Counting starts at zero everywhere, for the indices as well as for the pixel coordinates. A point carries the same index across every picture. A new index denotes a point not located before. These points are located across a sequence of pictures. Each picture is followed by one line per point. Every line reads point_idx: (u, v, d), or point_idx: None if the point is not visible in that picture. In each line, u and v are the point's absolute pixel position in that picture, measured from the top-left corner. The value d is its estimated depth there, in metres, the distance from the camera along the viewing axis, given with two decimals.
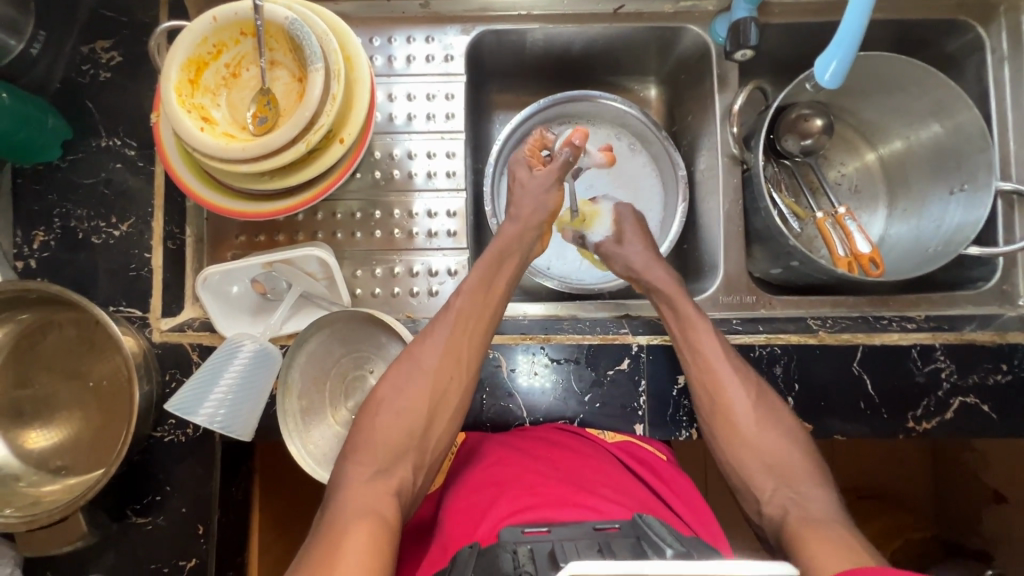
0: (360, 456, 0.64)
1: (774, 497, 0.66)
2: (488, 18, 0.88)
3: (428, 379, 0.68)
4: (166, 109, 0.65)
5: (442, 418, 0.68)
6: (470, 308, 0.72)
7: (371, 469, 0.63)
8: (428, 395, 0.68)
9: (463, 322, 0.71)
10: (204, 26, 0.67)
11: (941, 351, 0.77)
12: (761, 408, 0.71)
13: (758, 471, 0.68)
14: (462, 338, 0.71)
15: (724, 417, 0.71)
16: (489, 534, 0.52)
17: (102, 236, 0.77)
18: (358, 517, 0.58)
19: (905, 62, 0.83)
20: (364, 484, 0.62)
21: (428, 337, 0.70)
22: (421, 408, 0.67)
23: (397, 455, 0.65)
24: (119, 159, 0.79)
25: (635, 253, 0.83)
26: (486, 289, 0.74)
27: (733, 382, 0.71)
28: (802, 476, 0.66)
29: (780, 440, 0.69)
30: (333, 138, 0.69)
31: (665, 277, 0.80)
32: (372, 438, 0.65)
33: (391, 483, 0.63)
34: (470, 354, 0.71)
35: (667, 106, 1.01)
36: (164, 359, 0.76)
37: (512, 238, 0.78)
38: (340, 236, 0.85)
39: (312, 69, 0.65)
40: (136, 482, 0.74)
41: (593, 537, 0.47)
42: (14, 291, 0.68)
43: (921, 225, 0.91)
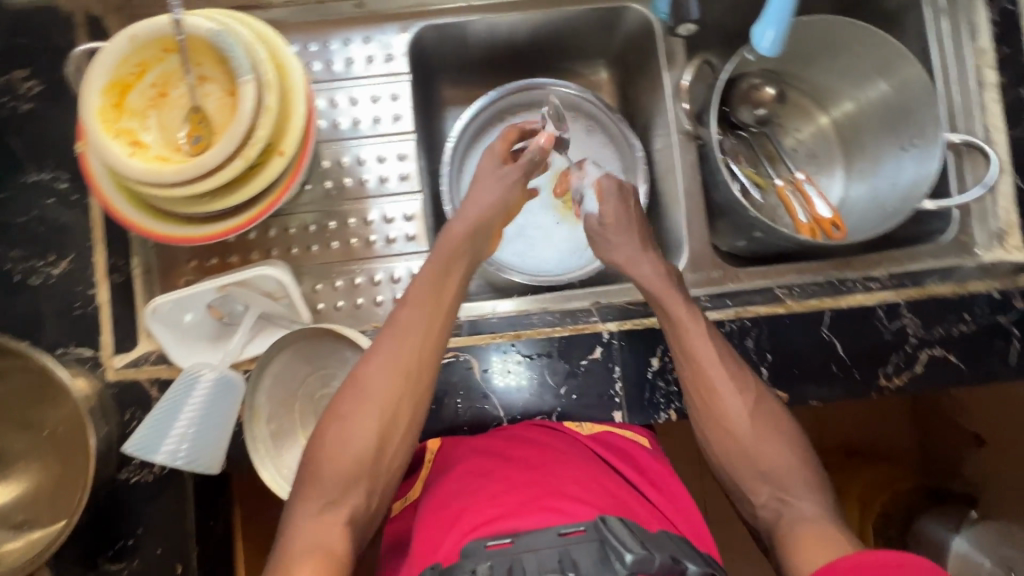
0: (307, 489, 0.61)
1: (769, 500, 0.65)
2: (427, 13, 0.86)
3: (379, 399, 0.64)
4: (91, 138, 0.62)
5: (394, 436, 0.64)
6: (423, 322, 0.67)
7: (321, 500, 0.60)
8: (379, 417, 0.63)
9: (408, 335, 0.66)
10: (122, 46, 0.63)
11: (905, 307, 0.78)
12: (758, 413, 0.69)
13: (751, 477, 0.66)
14: (409, 349, 0.66)
15: (718, 423, 0.69)
16: (451, 552, 0.51)
17: (40, 276, 0.73)
18: (308, 555, 0.56)
19: (845, 24, 0.83)
20: (314, 518, 0.59)
21: (376, 355, 0.66)
22: (372, 432, 0.63)
23: (347, 482, 0.61)
24: (50, 194, 0.74)
25: (620, 248, 0.79)
26: (433, 299, 0.69)
27: (728, 388, 0.69)
28: (796, 482, 0.64)
29: (777, 446, 0.67)
30: (272, 152, 0.66)
31: (653, 273, 0.75)
32: (315, 469, 0.62)
33: (343, 509, 0.60)
34: (425, 369, 0.66)
35: (618, 87, 1.00)
36: (122, 399, 0.73)
37: (458, 239, 0.73)
38: (296, 251, 0.82)
39: (241, 82, 0.63)
40: (105, 529, 0.71)
41: (555, 548, 0.47)
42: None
43: (878, 184, 0.92)
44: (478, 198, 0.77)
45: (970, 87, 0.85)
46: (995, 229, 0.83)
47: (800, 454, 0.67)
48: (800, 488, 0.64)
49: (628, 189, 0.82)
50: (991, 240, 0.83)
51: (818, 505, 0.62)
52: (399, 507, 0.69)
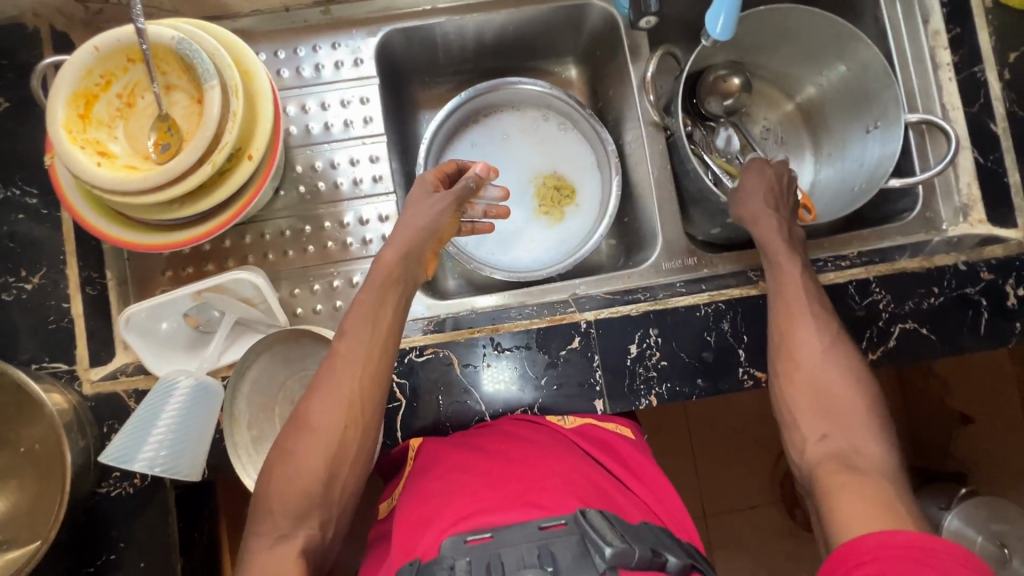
0: (261, 521, 0.59)
1: (821, 442, 0.62)
2: (393, 17, 0.87)
3: (320, 434, 0.60)
4: (57, 149, 0.62)
5: (343, 468, 0.61)
6: (362, 352, 0.64)
7: (274, 532, 0.57)
8: (325, 450, 0.60)
9: (347, 365, 0.63)
10: (86, 57, 0.64)
11: (876, 283, 0.79)
12: (833, 355, 0.67)
13: (811, 413, 0.64)
14: (348, 381, 0.62)
15: (791, 359, 0.68)
16: (431, 548, 0.51)
17: (12, 292, 0.73)
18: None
19: (802, 11, 0.85)
20: (267, 552, 0.56)
21: (317, 388, 0.62)
22: (319, 465, 0.59)
23: (300, 515, 0.58)
24: (21, 209, 0.74)
25: (747, 202, 0.78)
26: (371, 324, 0.66)
27: (811, 327, 0.69)
28: (858, 422, 0.62)
29: (844, 384, 0.65)
30: (241, 155, 0.67)
31: (775, 225, 0.76)
32: (266, 504, 0.59)
33: (296, 540, 0.57)
34: (368, 400, 0.63)
35: (587, 83, 1.02)
36: (99, 413, 0.72)
37: (392, 263, 0.69)
38: (272, 256, 0.83)
39: (207, 87, 0.63)
40: (86, 545, 0.70)
41: (534, 542, 0.47)
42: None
43: (845, 166, 0.94)
44: (410, 223, 0.72)
45: (926, 68, 0.87)
46: (958, 204, 0.86)
47: (868, 399, 0.64)
48: (858, 431, 0.61)
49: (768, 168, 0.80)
50: (957, 215, 0.86)
51: (878, 455, 0.59)
52: (385, 509, 0.69)
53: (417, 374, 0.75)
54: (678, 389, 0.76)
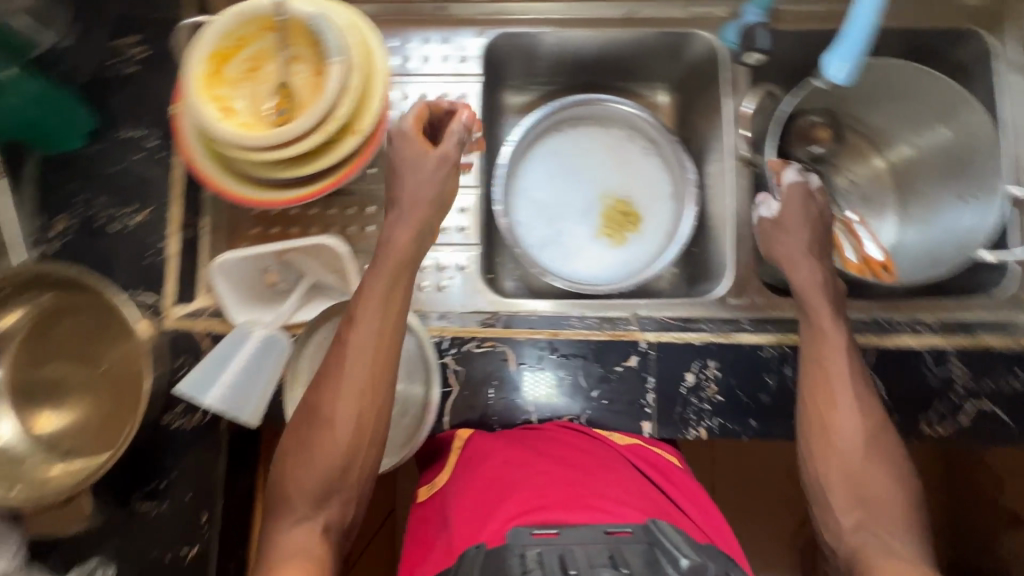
0: (282, 505, 0.63)
1: (856, 532, 0.63)
2: (503, 21, 0.90)
3: (335, 421, 0.63)
4: (190, 99, 0.68)
5: (355, 455, 0.63)
6: (371, 346, 0.64)
7: (296, 514, 0.62)
8: (338, 438, 0.63)
9: (355, 357, 0.64)
10: (229, 20, 0.70)
11: (954, 354, 0.76)
12: (873, 438, 0.67)
13: (847, 499, 0.64)
14: (355, 372, 0.63)
15: (827, 438, 0.66)
16: (496, 535, 0.54)
17: (120, 224, 0.79)
18: (291, 559, 0.59)
19: (912, 70, 0.85)
20: (292, 531, 0.61)
21: (330, 377, 0.64)
22: (333, 453, 0.62)
23: (320, 496, 0.63)
24: (141, 150, 0.81)
25: (789, 244, 0.76)
26: (380, 317, 0.65)
27: (850, 409, 0.67)
28: (892, 518, 0.63)
29: (885, 479, 0.65)
30: (348, 129, 0.71)
31: (812, 274, 0.73)
32: (289, 482, 0.63)
33: (319, 518, 0.62)
34: (377, 391, 0.64)
35: (676, 111, 1.02)
36: (175, 346, 0.77)
37: (404, 248, 0.67)
38: (352, 230, 0.86)
39: (331, 62, 0.68)
40: (143, 467, 0.74)
41: (603, 543, 0.50)
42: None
43: (933, 233, 0.91)
44: (412, 188, 0.68)
45: None
46: None
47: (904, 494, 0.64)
48: (895, 526, 0.62)
49: (817, 200, 0.77)
50: None
51: (914, 550, 0.61)
52: (426, 493, 0.71)
53: (472, 364, 0.77)
54: (729, 426, 0.75)
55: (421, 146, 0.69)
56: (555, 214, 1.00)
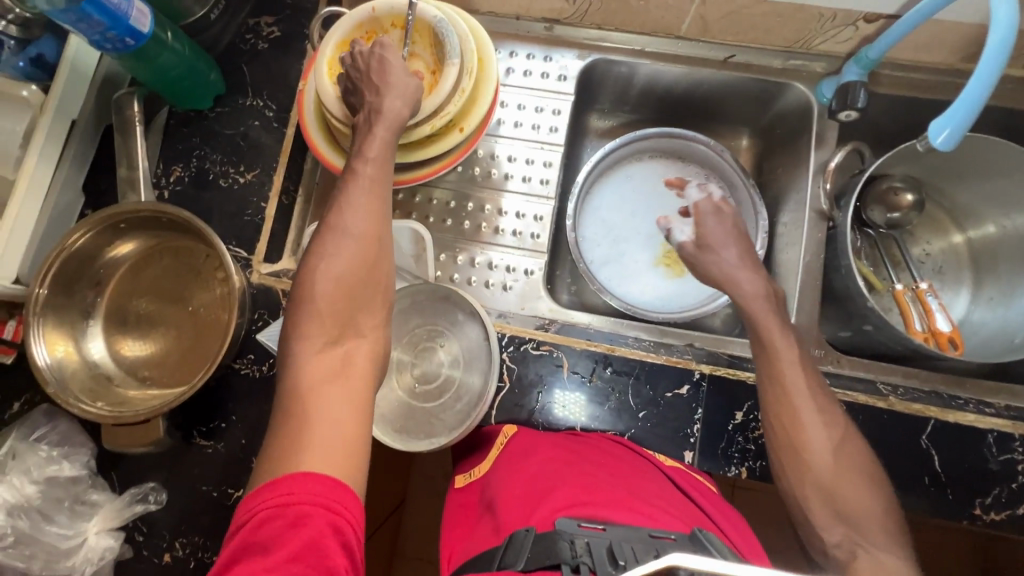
0: (305, 331, 0.58)
1: (844, 543, 0.61)
2: (605, 47, 0.95)
3: (343, 264, 0.60)
4: (317, 78, 0.75)
5: (372, 282, 0.61)
6: (369, 197, 0.63)
7: (321, 339, 0.57)
8: (355, 262, 0.61)
9: (366, 187, 0.63)
10: (364, 14, 0.76)
11: (1020, 441, 0.73)
12: (843, 447, 0.65)
13: (824, 511, 0.62)
14: (363, 197, 0.63)
15: (795, 451, 0.65)
16: (545, 521, 0.56)
17: (228, 181, 0.86)
18: (324, 381, 0.55)
19: (1011, 150, 0.83)
20: (319, 356, 0.57)
21: (331, 232, 0.62)
22: (351, 276, 0.60)
23: (342, 325, 0.59)
24: (259, 117, 0.88)
25: (720, 262, 0.77)
26: (388, 147, 0.66)
27: (813, 416, 0.66)
28: (875, 531, 0.61)
29: (862, 492, 0.63)
30: (453, 127, 0.76)
31: (760, 286, 0.73)
32: (306, 309, 0.59)
33: (344, 347, 0.58)
34: (380, 239, 0.63)
35: (757, 156, 1.04)
36: (256, 300, 0.82)
37: (403, 108, 0.67)
38: (431, 220, 0.91)
39: (449, 63, 0.73)
40: (208, 406, 0.80)
41: (650, 542, 0.51)
42: (124, 213, 0.76)
43: (1008, 316, 0.88)
44: (397, 79, 0.67)
45: None
46: None
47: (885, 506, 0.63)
48: (881, 539, 0.60)
49: (726, 212, 0.80)
50: None
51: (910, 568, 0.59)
52: (464, 481, 0.73)
53: (526, 365, 0.79)
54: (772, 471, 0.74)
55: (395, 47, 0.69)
56: (620, 236, 1.02)
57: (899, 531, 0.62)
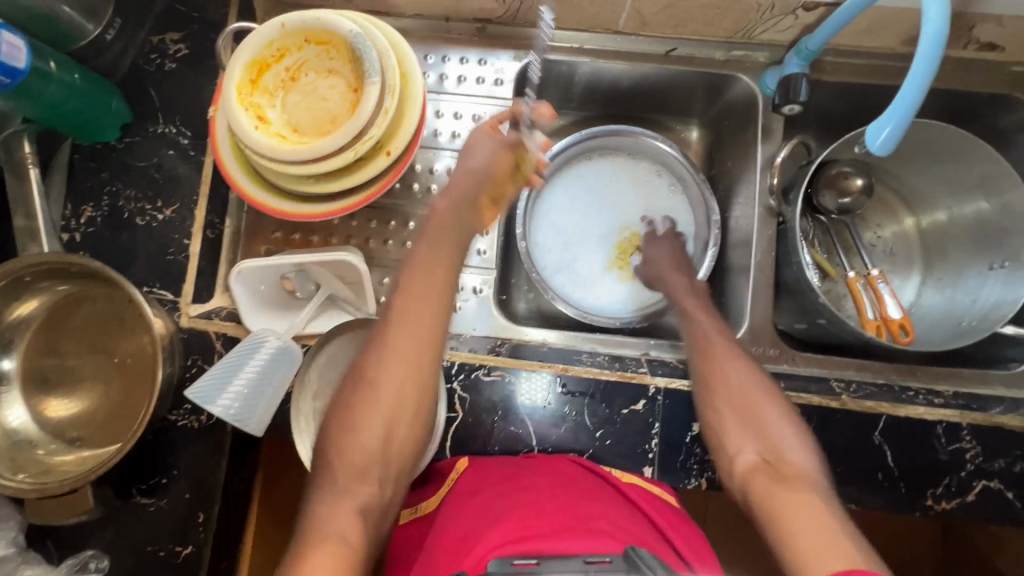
0: (320, 476, 0.60)
1: (751, 459, 0.63)
2: (542, 46, 0.90)
3: (368, 409, 0.61)
4: (226, 106, 0.69)
5: (398, 432, 0.62)
6: (404, 344, 0.63)
7: (333, 488, 0.58)
8: (382, 407, 0.62)
9: (400, 326, 0.64)
10: (273, 30, 0.70)
11: (967, 431, 0.74)
12: (755, 376, 0.70)
13: (737, 431, 0.66)
14: (401, 340, 0.63)
15: (711, 382, 0.71)
16: (478, 565, 0.54)
17: (146, 218, 0.80)
18: (318, 541, 0.54)
19: (952, 133, 0.83)
20: (325, 505, 0.58)
21: (364, 376, 0.63)
22: (376, 421, 0.61)
23: (360, 471, 0.60)
24: (173, 146, 0.81)
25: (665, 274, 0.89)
26: (423, 283, 0.66)
27: (730, 357, 0.72)
28: (784, 446, 0.63)
29: (774, 415, 0.66)
30: (380, 150, 0.71)
31: (683, 284, 0.87)
32: (331, 455, 0.60)
33: (352, 501, 0.58)
34: (408, 393, 0.62)
35: (706, 148, 1.01)
36: (188, 345, 0.77)
37: (444, 215, 0.72)
38: (372, 243, 0.87)
39: (369, 82, 0.68)
40: (145, 462, 0.75)
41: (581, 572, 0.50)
42: (26, 267, 0.70)
43: (956, 297, 0.89)
44: (468, 170, 0.74)
45: None
46: None
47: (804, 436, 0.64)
48: (787, 454, 0.62)
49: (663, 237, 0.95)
50: None
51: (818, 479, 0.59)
52: (410, 516, 0.71)
53: (479, 392, 0.77)
54: None
55: (483, 132, 0.76)
56: (570, 241, 0.99)
57: (811, 441, 0.64)
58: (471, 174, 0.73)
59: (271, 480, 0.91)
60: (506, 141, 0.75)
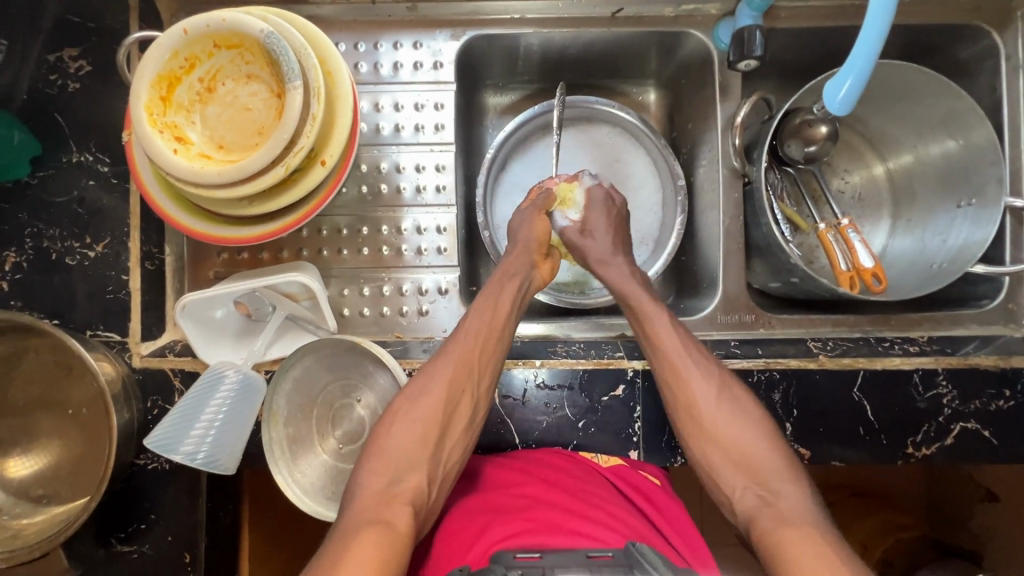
0: (371, 465, 0.61)
1: (745, 496, 0.61)
2: (480, 22, 0.84)
3: (431, 405, 0.64)
4: (137, 130, 0.62)
5: (453, 431, 0.65)
6: (465, 353, 0.68)
7: (385, 478, 0.60)
8: (443, 406, 0.65)
9: (472, 338, 0.69)
10: (175, 39, 0.62)
11: (944, 376, 0.75)
12: (723, 396, 0.67)
13: (727, 468, 0.64)
14: (466, 348, 0.68)
15: (688, 411, 0.67)
16: (479, 558, 0.54)
17: (76, 257, 0.74)
18: (365, 527, 0.55)
19: (915, 71, 0.79)
20: (376, 494, 0.59)
21: (425, 375, 0.66)
22: (437, 417, 0.64)
23: (412, 461, 0.62)
24: (92, 175, 0.75)
25: (598, 247, 0.79)
26: (492, 304, 0.72)
27: (693, 374, 0.68)
28: (774, 474, 0.61)
29: (746, 433, 0.64)
30: (314, 159, 0.66)
31: (624, 270, 0.77)
32: (386, 448, 0.62)
33: (403, 494, 0.59)
34: (465, 400, 0.67)
35: (665, 111, 0.97)
36: (145, 386, 0.73)
37: (511, 263, 0.76)
38: (326, 253, 0.82)
39: (291, 87, 0.62)
40: (122, 511, 0.73)
41: (584, 565, 0.49)
42: None
43: (926, 238, 0.88)
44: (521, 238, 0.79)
45: None
46: None
47: (779, 450, 0.63)
48: (777, 483, 0.61)
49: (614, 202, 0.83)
50: None
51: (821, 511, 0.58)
52: None
53: None
54: None
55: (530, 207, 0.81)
56: None
57: (772, 437, 0.64)
58: (519, 245, 0.78)
59: (258, 505, 0.89)
60: (539, 207, 0.81)
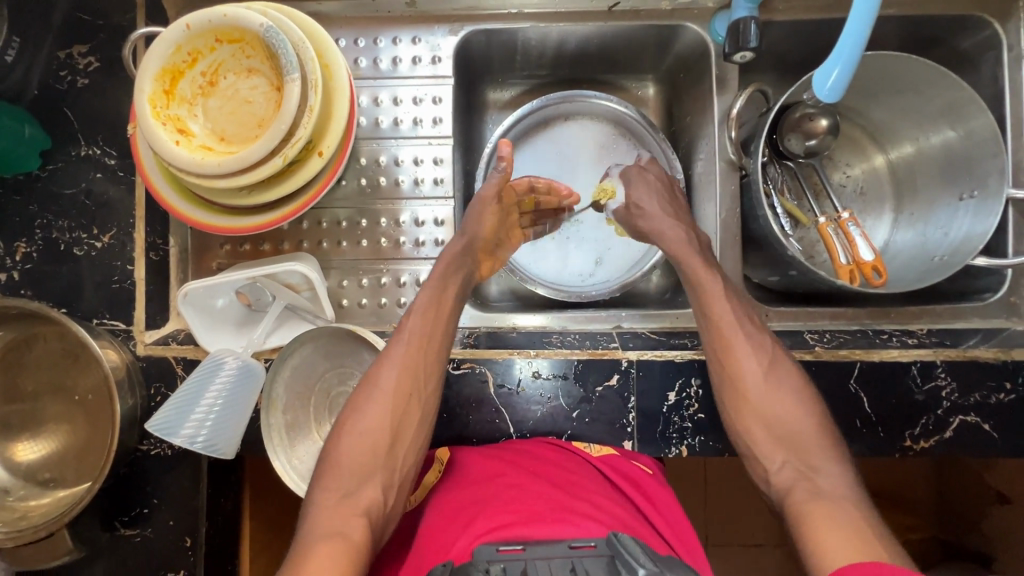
0: (326, 482, 0.62)
1: (782, 471, 0.64)
2: (478, 17, 0.85)
3: (376, 415, 0.65)
4: (141, 123, 0.64)
5: (405, 435, 0.66)
6: (407, 357, 0.68)
7: (338, 492, 0.61)
8: (391, 414, 0.65)
9: (413, 342, 0.69)
10: (178, 34, 0.64)
11: (942, 368, 0.74)
12: (774, 369, 0.68)
13: (767, 440, 0.66)
14: (404, 355, 0.68)
15: (734, 385, 0.68)
16: (463, 552, 0.54)
17: (84, 248, 0.76)
18: (320, 541, 0.56)
19: (915, 62, 0.79)
20: (331, 509, 0.59)
21: (369, 384, 0.67)
22: (384, 426, 0.65)
23: (365, 473, 0.62)
24: (99, 168, 0.77)
25: (651, 214, 0.83)
26: (436, 308, 0.72)
27: (745, 347, 0.70)
28: (814, 449, 0.63)
29: (793, 405, 0.66)
30: (311, 150, 0.67)
31: (679, 234, 0.80)
32: (338, 460, 0.63)
33: (358, 504, 0.60)
34: (413, 405, 0.67)
35: (664, 105, 0.97)
36: (148, 374, 0.75)
37: (452, 260, 0.77)
38: (326, 245, 0.84)
39: (289, 79, 0.63)
40: (125, 494, 0.74)
41: (567, 556, 0.49)
42: None
43: (927, 232, 0.87)
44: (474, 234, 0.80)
45: None
46: None
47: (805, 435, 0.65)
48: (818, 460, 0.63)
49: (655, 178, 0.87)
50: None
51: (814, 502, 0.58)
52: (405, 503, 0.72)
53: (452, 387, 0.76)
54: (710, 444, 0.74)
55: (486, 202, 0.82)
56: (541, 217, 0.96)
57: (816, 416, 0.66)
58: (466, 240, 0.79)
59: (260, 493, 0.91)
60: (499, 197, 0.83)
